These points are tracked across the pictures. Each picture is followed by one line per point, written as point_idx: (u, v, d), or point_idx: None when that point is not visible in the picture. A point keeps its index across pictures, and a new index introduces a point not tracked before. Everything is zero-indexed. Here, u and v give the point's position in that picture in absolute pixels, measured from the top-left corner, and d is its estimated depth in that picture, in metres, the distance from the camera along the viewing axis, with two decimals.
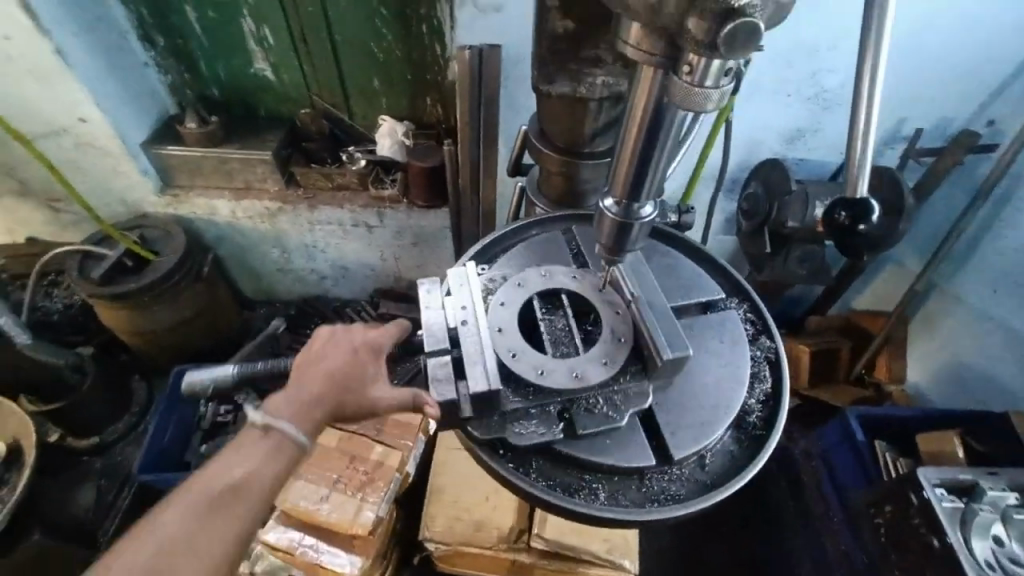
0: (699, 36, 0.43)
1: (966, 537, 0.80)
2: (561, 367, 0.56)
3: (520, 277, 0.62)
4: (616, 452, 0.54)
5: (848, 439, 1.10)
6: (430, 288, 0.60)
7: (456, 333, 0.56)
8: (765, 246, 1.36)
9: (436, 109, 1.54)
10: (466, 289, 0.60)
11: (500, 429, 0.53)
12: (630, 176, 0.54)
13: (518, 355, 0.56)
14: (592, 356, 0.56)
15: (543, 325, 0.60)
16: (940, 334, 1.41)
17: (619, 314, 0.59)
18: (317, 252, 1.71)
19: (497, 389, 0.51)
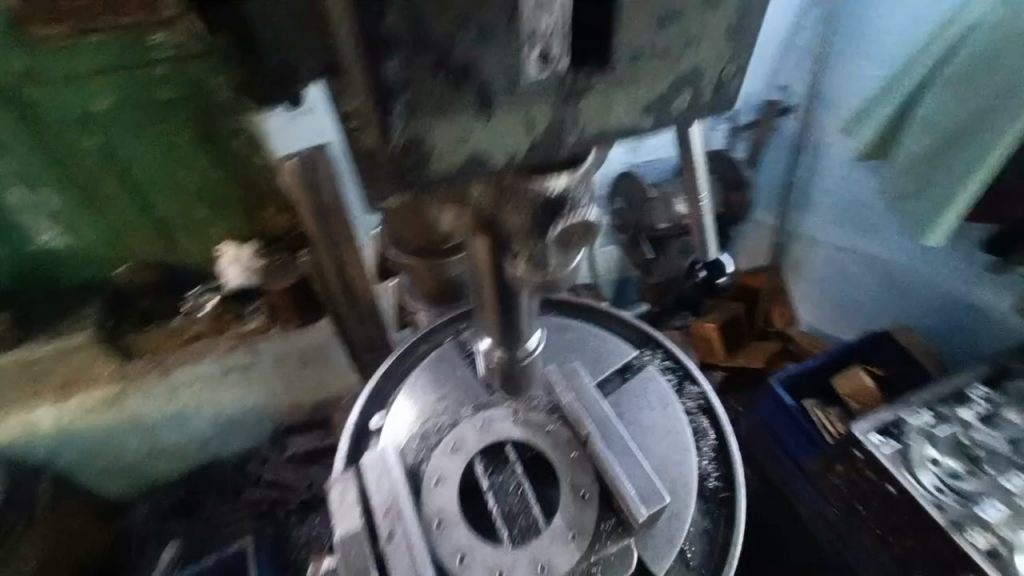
0: (525, 227, 0.49)
1: (914, 473, 0.84)
2: (523, 556, 0.52)
3: (455, 441, 0.56)
4: None
5: (782, 407, 1.15)
6: (345, 487, 0.55)
7: (385, 547, 0.51)
8: (646, 252, 1.39)
9: (280, 218, 1.23)
10: (389, 482, 0.55)
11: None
12: (499, 324, 0.56)
13: (472, 549, 0.52)
14: (558, 534, 0.52)
15: (492, 499, 0.55)
16: (809, 271, 1.55)
17: (576, 464, 0.54)
18: (187, 419, 1.44)
19: None
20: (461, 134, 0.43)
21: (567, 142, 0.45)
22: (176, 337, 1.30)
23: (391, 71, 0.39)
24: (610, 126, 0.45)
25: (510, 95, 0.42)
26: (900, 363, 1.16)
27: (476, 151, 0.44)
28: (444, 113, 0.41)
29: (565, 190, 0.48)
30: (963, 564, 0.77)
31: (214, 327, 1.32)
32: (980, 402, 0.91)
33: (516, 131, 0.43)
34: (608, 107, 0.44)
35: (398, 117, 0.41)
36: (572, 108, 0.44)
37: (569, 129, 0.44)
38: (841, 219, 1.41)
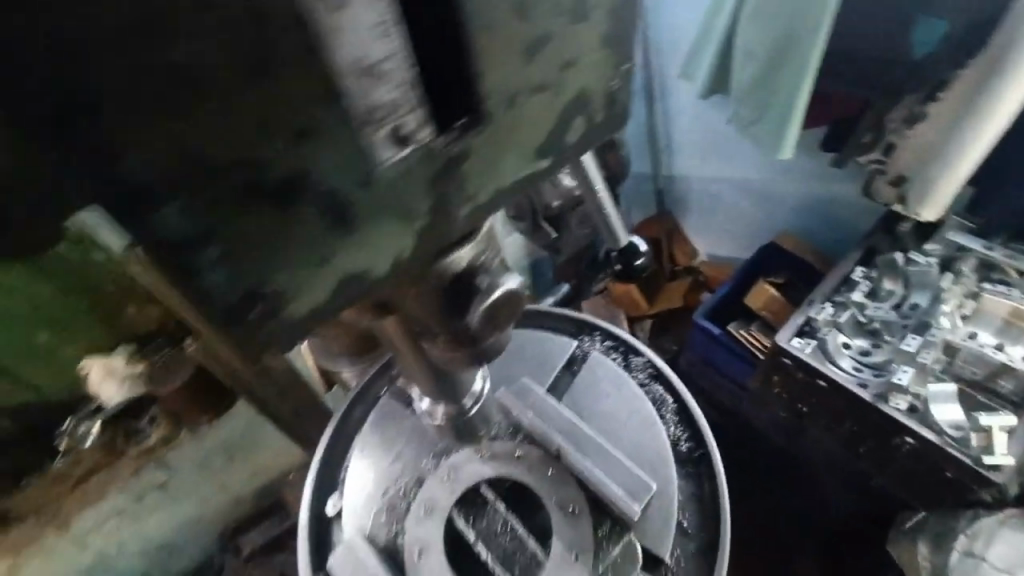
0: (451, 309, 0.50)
1: (835, 363, 0.93)
2: None
3: (425, 505, 0.53)
4: None
5: (710, 339, 1.22)
6: None
7: None
8: (547, 233, 1.42)
9: (149, 314, 1.02)
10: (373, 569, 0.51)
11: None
12: (434, 386, 0.56)
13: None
14: (562, 556, 0.50)
15: (486, 548, 0.52)
16: (693, 206, 1.67)
17: (556, 482, 0.53)
18: (114, 557, 1.28)
19: None
20: (315, 257, 0.38)
21: (459, 213, 0.43)
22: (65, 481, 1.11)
23: (179, 230, 0.33)
24: (505, 180, 0.44)
25: (361, 196, 0.37)
26: (791, 267, 1.28)
27: (345, 268, 0.39)
28: (274, 248, 0.36)
29: (479, 265, 0.48)
30: (893, 427, 0.87)
31: (107, 452, 1.15)
32: (863, 281, 1.04)
33: (394, 234, 0.40)
34: (502, 159, 0.43)
35: (216, 272, 0.35)
36: (450, 185, 0.41)
37: (459, 205, 0.43)
38: (706, 152, 1.51)
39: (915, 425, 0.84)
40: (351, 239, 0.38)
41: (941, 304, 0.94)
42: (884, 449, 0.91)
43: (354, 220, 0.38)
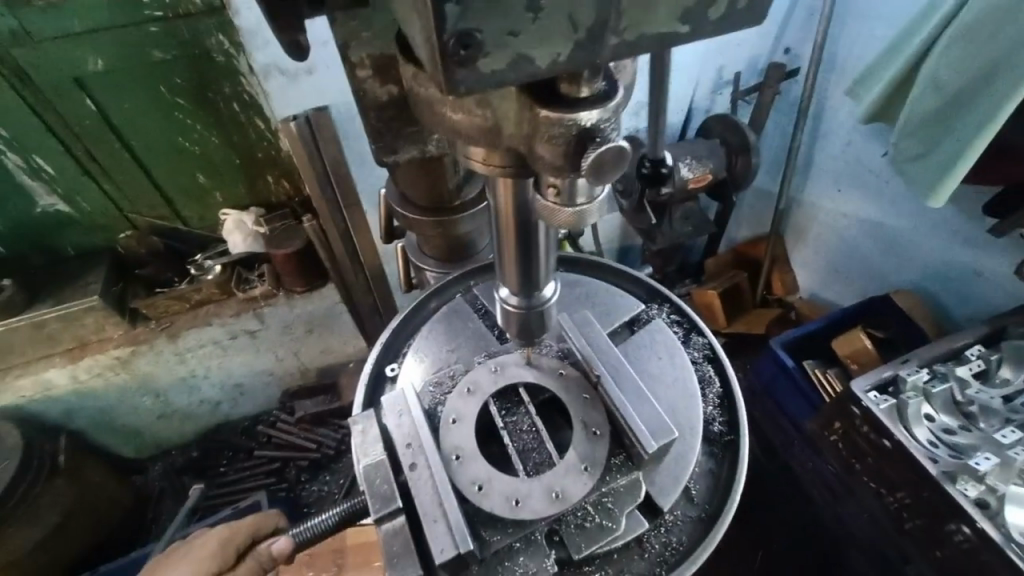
0: (554, 163, 0.37)
1: (910, 430, 0.87)
2: (537, 488, 0.48)
3: (468, 381, 0.54)
4: (587, 537, 0.48)
5: (780, 369, 1.17)
6: (366, 426, 0.52)
7: (407, 482, 0.49)
8: (649, 217, 1.40)
9: (282, 186, 1.22)
10: (406, 421, 0.52)
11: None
12: (517, 267, 0.50)
13: (485, 486, 0.49)
14: (570, 465, 0.49)
15: (507, 437, 0.52)
16: (809, 238, 1.57)
17: (587, 401, 0.52)
18: (199, 382, 1.48)
19: (467, 550, 0.44)
20: (506, 26, 0.29)
21: (610, 43, 0.31)
22: (182, 302, 1.30)
23: None
24: (650, 32, 0.31)
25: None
26: (897, 325, 1.17)
27: (521, 52, 0.30)
28: (498, 0, 0.28)
29: (599, 123, 0.35)
30: (953, 513, 0.80)
31: (220, 290, 1.31)
32: (977, 360, 0.93)
33: (559, 32, 0.30)
34: (650, 5, 0.30)
35: (453, 4, 0.27)
36: (616, 9, 0.30)
37: (616, 31, 0.31)
38: (845, 184, 1.40)
39: (980, 518, 0.77)
40: (535, 17, 0.29)
41: None
42: (934, 533, 0.83)
43: (550, 5, 0.29)
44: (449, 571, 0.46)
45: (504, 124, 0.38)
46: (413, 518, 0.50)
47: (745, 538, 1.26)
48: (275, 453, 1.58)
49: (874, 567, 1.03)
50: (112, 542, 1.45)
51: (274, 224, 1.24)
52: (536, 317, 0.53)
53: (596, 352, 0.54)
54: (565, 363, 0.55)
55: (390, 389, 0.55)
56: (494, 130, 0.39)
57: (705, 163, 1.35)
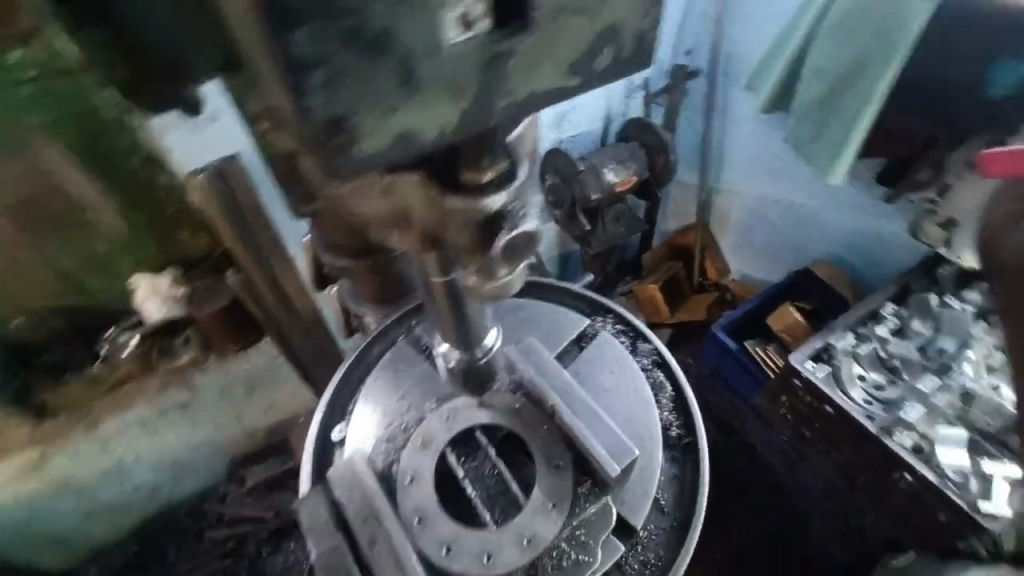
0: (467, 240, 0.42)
1: (846, 391, 0.93)
2: (507, 536, 0.48)
3: (419, 437, 0.52)
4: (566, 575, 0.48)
5: (725, 351, 1.21)
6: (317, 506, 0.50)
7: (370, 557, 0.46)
8: (584, 224, 1.43)
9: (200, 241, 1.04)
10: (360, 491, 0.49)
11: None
12: (455, 323, 0.53)
13: (453, 547, 0.48)
14: (538, 506, 0.48)
15: (468, 488, 0.51)
16: (732, 223, 1.66)
17: (546, 436, 0.51)
18: (129, 470, 1.33)
19: None
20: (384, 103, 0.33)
21: (500, 103, 0.35)
22: (98, 386, 1.16)
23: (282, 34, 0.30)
24: (538, 89, 0.36)
25: (431, 64, 0.32)
26: (819, 296, 1.27)
27: (403, 127, 0.34)
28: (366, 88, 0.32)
29: (506, 205, 0.41)
30: (894, 463, 0.86)
31: (141, 365, 1.18)
32: (892, 318, 1.02)
33: (445, 100, 0.34)
34: (534, 67, 0.35)
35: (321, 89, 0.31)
36: (501, 73, 0.34)
37: (503, 93, 0.35)
38: (757, 168, 1.49)
39: (916, 463, 0.83)
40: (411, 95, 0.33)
41: (967, 350, 0.94)
42: (880, 484, 0.90)
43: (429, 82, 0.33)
44: None
45: (417, 196, 0.41)
46: None
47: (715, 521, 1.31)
48: None
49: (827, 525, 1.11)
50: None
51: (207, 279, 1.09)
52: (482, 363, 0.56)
53: (549, 376, 0.53)
54: (517, 394, 0.54)
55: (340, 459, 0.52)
56: (405, 213, 0.41)
57: (628, 165, 1.39)
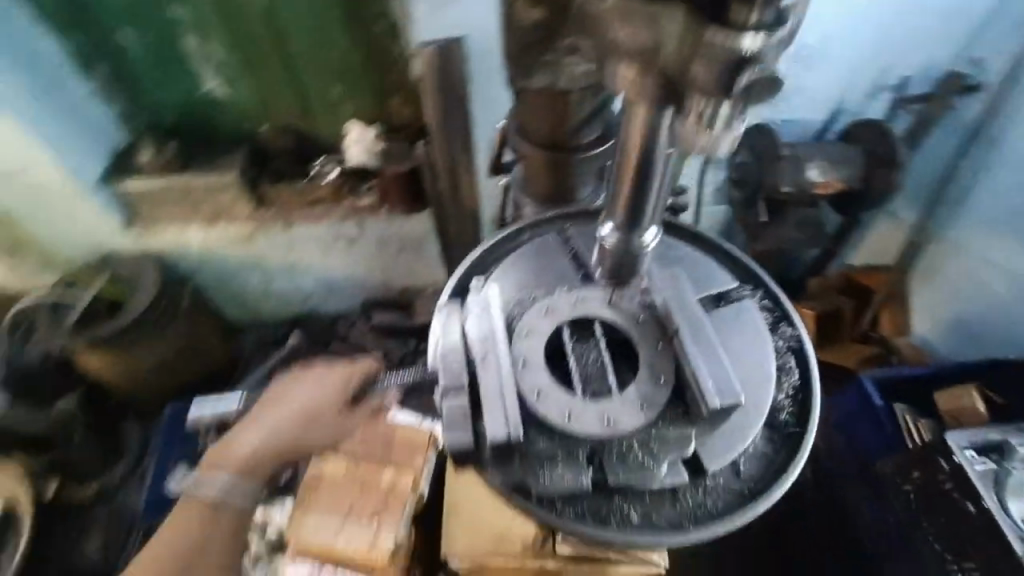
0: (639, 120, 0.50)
1: (1003, 501, 0.77)
2: (590, 410, 0.49)
3: (545, 301, 0.54)
4: (627, 473, 0.48)
5: (865, 405, 1.06)
6: (443, 316, 0.53)
7: (474, 368, 0.49)
8: (760, 215, 1.31)
9: (404, 110, 1.44)
10: (485, 316, 0.52)
11: (509, 469, 0.48)
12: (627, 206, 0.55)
13: (541, 396, 0.49)
14: (627, 396, 0.49)
15: (573, 363, 0.51)
16: (939, 282, 1.45)
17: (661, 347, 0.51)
18: (297, 273, 1.65)
19: (518, 438, 0.45)
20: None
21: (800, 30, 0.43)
22: (301, 197, 1.49)
23: None
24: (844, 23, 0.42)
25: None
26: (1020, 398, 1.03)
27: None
28: None
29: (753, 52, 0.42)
30: None
31: (333, 195, 1.50)
32: None
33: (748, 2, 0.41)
34: None
35: None
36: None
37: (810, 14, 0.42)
38: (999, 231, 1.29)
39: None
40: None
41: None
42: None
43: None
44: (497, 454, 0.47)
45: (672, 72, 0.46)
46: (473, 403, 0.48)
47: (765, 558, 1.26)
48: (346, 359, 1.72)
49: None
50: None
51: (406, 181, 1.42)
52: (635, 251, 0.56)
53: (680, 305, 0.53)
54: (645, 309, 0.54)
55: (471, 287, 0.56)
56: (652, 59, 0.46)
57: (839, 170, 1.23)
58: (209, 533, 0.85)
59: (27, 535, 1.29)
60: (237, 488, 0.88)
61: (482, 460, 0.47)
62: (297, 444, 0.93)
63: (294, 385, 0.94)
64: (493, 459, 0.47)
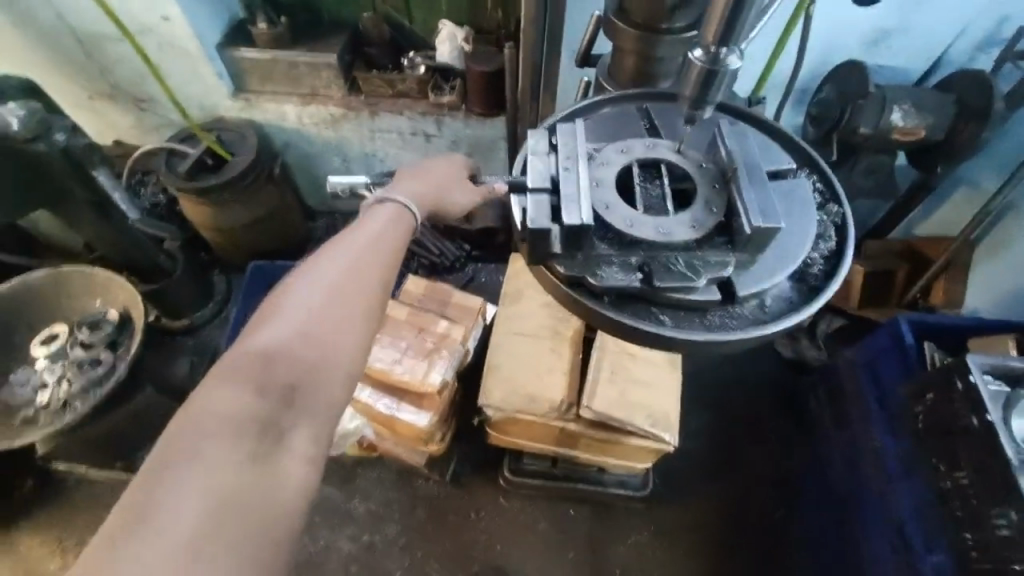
0: None
1: (1007, 418, 0.83)
2: (648, 224, 0.59)
3: (624, 142, 0.62)
4: (673, 279, 0.57)
5: (896, 342, 1.14)
6: (538, 137, 0.61)
7: (557, 176, 0.58)
8: (833, 154, 1.32)
9: (496, 14, 1.56)
10: (572, 141, 0.61)
11: (578, 267, 0.58)
12: (724, 20, 0.49)
13: (611, 208, 0.59)
14: (681, 219, 0.58)
15: (639, 190, 0.61)
16: (1007, 254, 1.40)
17: (716, 188, 0.59)
18: (375, 161, 1.79)
19: (589, 225, 0.55)
20: None
21: None
22: (389, 87, 1.60)
23: None
24: None
25: None
26: None
27: None
28: None
29: None
30: (1010, 500, 0.78)
31: (418, 89, 1.61)
32: None
33: None
34: None
35: None
36: None
37: None
38: None
39: None
40: None
41: None
42: (978, 517, 0.83)
43: None
44: (564, 244, 0.58)
45: None
46: (554, 200, 0.58)
47: (748, 471, 1.51)
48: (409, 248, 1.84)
49: (878, 531, 1.15)
50: (275, 400, 0.59)
51: (487, 83, 1.51)
52: (721, 88, 0.54)
53: (741, 155, 0.60)
54: (709, 161, 0.62)
55: (564, 121, 0.64)
56: None
57: (924, 117, 1.20)
58: (377, 249, 0.70)
59: (139, 346, 1.30)
60: (398, 221, 0.74)
61: (551, 249, 0.57)
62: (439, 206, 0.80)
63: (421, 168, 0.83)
64: (559, 250, 0.58)
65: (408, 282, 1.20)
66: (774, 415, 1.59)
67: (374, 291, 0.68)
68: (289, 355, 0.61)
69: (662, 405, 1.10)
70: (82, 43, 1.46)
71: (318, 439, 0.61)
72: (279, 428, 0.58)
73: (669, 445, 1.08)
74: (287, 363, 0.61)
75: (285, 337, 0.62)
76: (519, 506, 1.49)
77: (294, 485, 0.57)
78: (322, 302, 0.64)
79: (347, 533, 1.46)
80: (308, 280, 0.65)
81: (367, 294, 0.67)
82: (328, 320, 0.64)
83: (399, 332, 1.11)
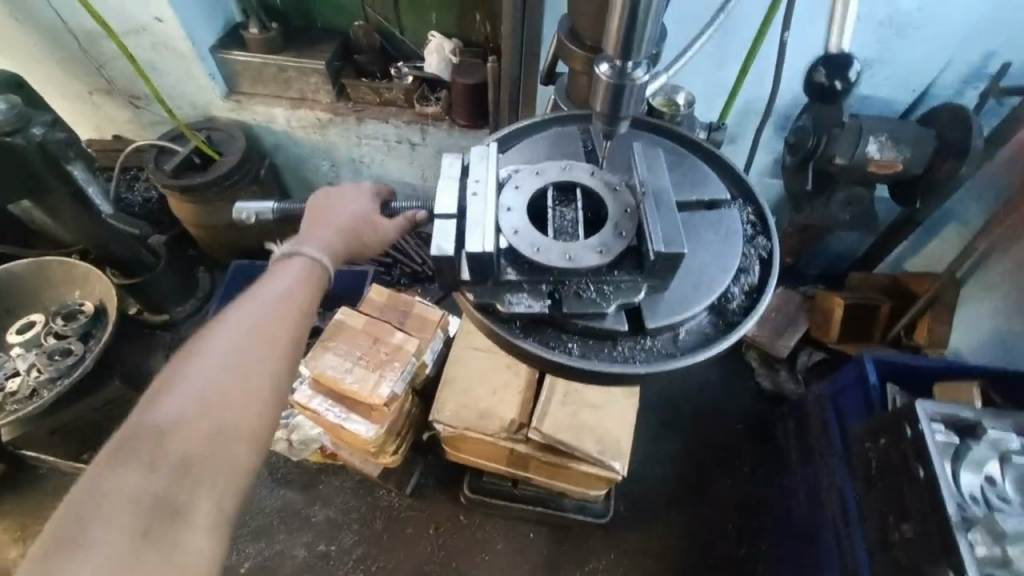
0: None
1: (955, 470, 0.82)
2: (556, 248, 0.57)
3: (538, 165, 0.62)
4: (579, 305, 0.56)
5: (860, 380, 1.11)
6: (452, 162, 0.62)
7: (465, 203, 0.58)
8: (807, 182, 1.27)
9: (484, 27, 1.57)
10: (483, 165, 0.60)
11: (489, 293, 0.57)
12: (622, 35, 0.51)
13: (519, 233, 0.57)
14: (589, 243, 0.56)
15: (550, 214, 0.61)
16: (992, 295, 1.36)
17: (627, 212, 0.58)
18: (362, 167, 1.80)
19: (491, 253, 0.53)
20: None
21: None
22: (376, 95, 1.62)
23: None
24: None
25: None
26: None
27: None
28: None
29: None
30: (946, 557, 0.75)
31: (404, 98, 1.62)
32: None
33: None
34: None
35: None
36: None
37: None
38: None
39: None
40: None
41: None
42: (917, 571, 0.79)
43: None
44: (472, 271, 0.56)
45: None
46: (461, 225, 0.57)
47: (714, 504, 1.47)
48: (392, 254, 1.83)
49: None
50: (174, 470, 0.57)
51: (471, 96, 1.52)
52: (628, 102, 0.55)
53: (653, 182, 0.61)
54: (623, 185, 0.61)
55: (481, 145, 0.64)
56: None
57: (901, 150, 1.17)
58: (285, 305, 0.72)
59: (110, 336, 1.32)
60: (303, 279, 0.76)
61: (458, 274, 0.56)
62: (353, 247, 0.85)
63: (332, 202, 0.86)
64: (467, 277, 0.56)
65: (370, 291, 1.20)
66: (746, 446, 1.54)
67: (280, 351, 0.69)
68: (191, 421, 0.60)
69: (613, 431, 1.07)
70: (80, 41, 1.51)
71: (227, 502, 0.60)
72: (179, 498, 0.56)
73: (617, 473, 1.06)
74: (188, 429, 0.59)
75: (183, 404, 0.60)
76: (478, 522, 1.47)
77: (201, 553, 0.56)
78: (223, 366, 0.64)
79: (304, 539, 1.45)
80: (208, 347, 0.65)
81: (271, 354, 0.68)
82: (232, 381, 0.63)
83: (354, 341, 1.11)
